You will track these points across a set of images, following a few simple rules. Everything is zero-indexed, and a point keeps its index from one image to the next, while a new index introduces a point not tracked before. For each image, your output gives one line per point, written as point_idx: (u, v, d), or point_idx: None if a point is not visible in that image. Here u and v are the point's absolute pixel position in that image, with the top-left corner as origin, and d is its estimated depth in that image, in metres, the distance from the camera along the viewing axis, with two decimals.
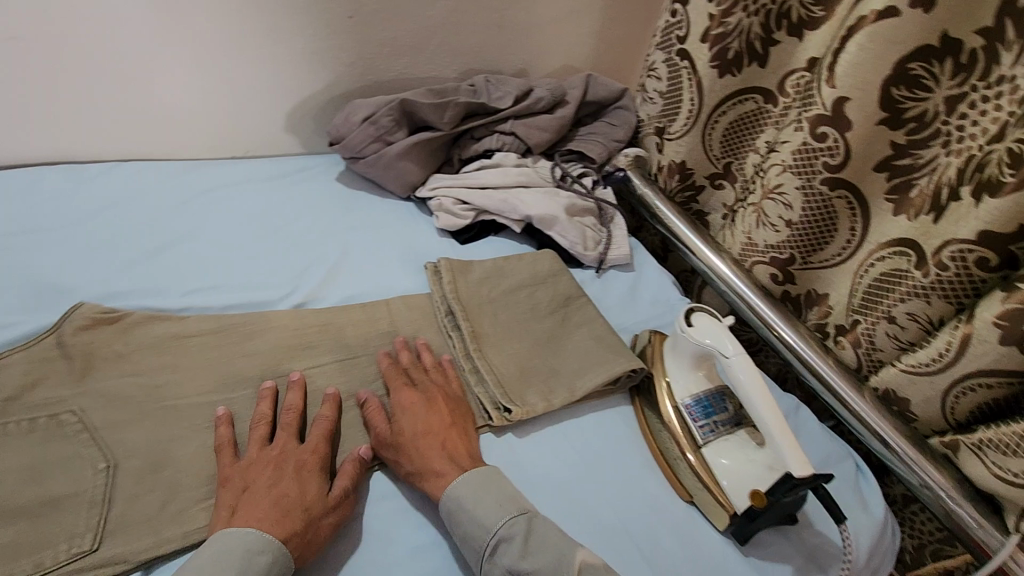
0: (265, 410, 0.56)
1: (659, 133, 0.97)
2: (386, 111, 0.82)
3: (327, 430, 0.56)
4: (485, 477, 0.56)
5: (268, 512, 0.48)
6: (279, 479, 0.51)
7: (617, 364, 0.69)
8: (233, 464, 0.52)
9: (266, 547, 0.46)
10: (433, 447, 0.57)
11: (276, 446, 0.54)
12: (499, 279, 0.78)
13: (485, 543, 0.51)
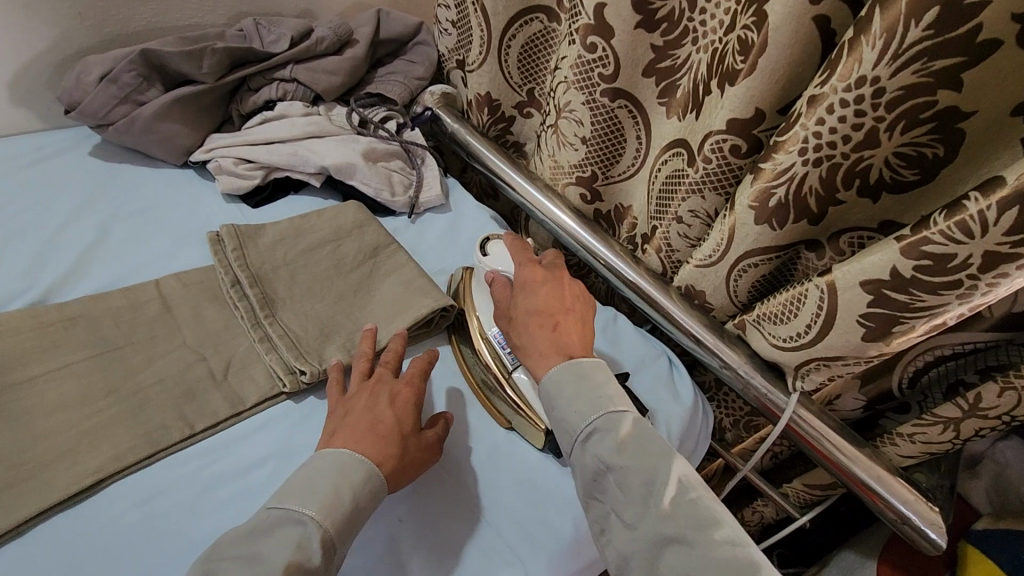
0: (366, 349, 0.61)
1: (461, 66, 0.95)
2: (125, 65, 0.71)
3: (424, 367, 0.60)
4: (571, 369, 0.58)
5: (364, 438, 0.52)
6: (383, 408, 0.55)
7: (423, 307, 0.67)
8: (343, 396, 0.57)
9: (371, 472, 0.50)
10: (551, 321, 0.62)
11: (374, 377, 0.58)
12: (296, 238, 0.72)
13: (580, 428, 0.55)
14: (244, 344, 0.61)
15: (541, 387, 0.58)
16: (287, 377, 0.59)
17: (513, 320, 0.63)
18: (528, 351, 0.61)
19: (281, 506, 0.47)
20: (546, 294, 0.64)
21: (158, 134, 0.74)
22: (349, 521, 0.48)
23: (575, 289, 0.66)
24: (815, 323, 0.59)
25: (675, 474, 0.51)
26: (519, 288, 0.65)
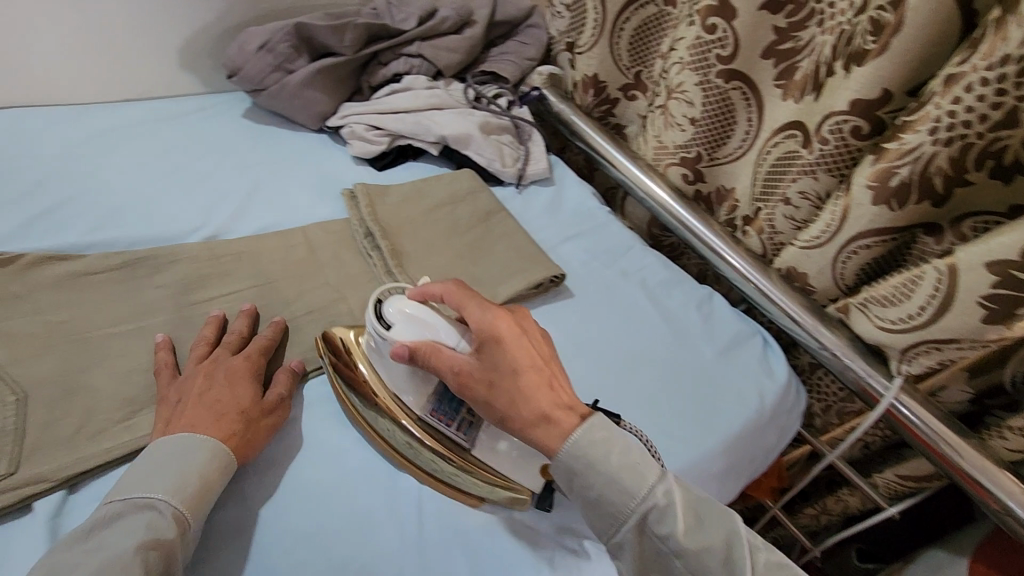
0: (204, 333, 0.56)
1: (569, 49, 0.98)
2: (281, 36, 0.79)
3: (264, 344, 0.57)
4: (597, 426, 0.51)
5: (203, 417, 0.49)
6: (220, 389, 0.51)
7: (537, 273, 0.72)
8: (173, 379, 0.53)
9: (216, 447, 0.47)
10: (540, 375, 0.52)
11: (210, 359, 0.54)
12: (417, 200, 0.79)
13: (631, 509, 0.48)
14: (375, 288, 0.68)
15: (567, 461, 0.50)
16: None
17: (500, 389, 0.52)
18: (537, 420, 0.51)
19: (125, 497, 0.44)
20: (523, 351, 0.53)
21: (303, 99, 0.82)
22: (202, 498, 0.46)
23: (532, 330, 0.56)
24: (929, 305, 0.60)
25: (734, 532, 0.49)
26: (497, 342, 0.53)
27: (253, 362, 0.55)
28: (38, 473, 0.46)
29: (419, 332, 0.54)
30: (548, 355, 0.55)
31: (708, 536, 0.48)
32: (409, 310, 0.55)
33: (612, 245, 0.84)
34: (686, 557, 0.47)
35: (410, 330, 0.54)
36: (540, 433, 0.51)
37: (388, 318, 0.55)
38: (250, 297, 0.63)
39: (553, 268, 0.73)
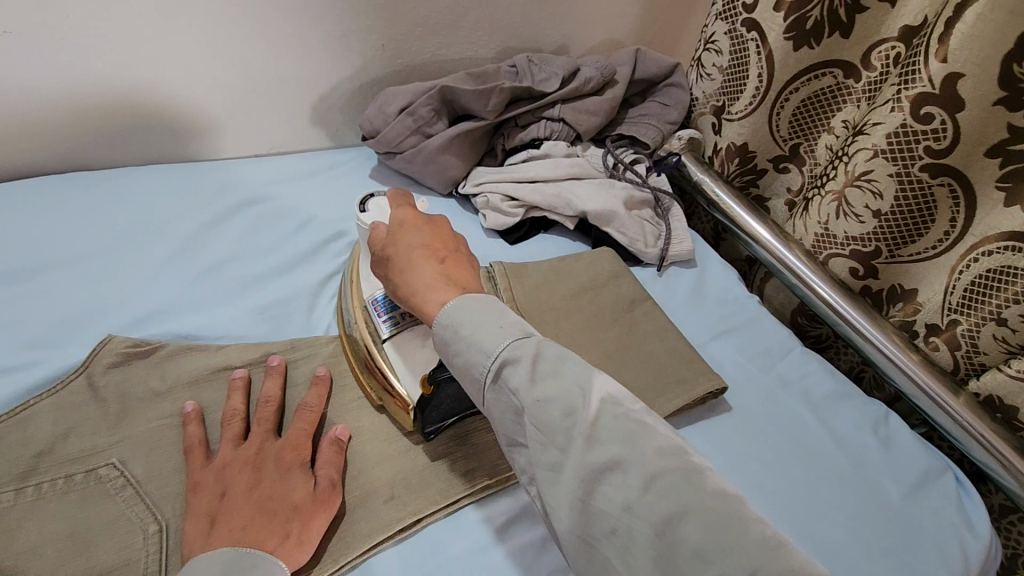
0: (236, 406, 0.51)
1: (716, 113, 0.90)
2: (425, 100, 0.74)
3: (312, 418, 0.52)
4: (480, 299, 0.48)
5: (251, 519, 0.43)
6: (270, 484, 0.45)
7: (699, 386, 0.64)
8: (207, 461, 0.47)
9: (263, 557, 0.42)
10: (435, 259, 0.53)
11: (252, 444, 0.48)
12: (557, 281, 0.72)
13: (488, 366, 0.44)
14: None
15: (441, 329, 0.48)
16: None
17: (396, 261, 0.53)
18: (416, 286, 0.51)
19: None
20: (422, 235, 0.54)
21: (438, 164, 0.77)
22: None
23: (438, 227, 0.56)
24: None
25: (600, 392, 0.42)
26: (398, 232, 0.55)
27: (299, 449, 0.49)
28: None
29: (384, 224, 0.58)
30: (455, 251, 0.56)
31: (548, 390, 0.42)
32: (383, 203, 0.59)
33: (768, 344, 0.75)
34: (546, 407, 0.41)
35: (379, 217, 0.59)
36: (423, 301, 0.50)
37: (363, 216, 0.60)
38: None
39: (713, 379, 0.64)
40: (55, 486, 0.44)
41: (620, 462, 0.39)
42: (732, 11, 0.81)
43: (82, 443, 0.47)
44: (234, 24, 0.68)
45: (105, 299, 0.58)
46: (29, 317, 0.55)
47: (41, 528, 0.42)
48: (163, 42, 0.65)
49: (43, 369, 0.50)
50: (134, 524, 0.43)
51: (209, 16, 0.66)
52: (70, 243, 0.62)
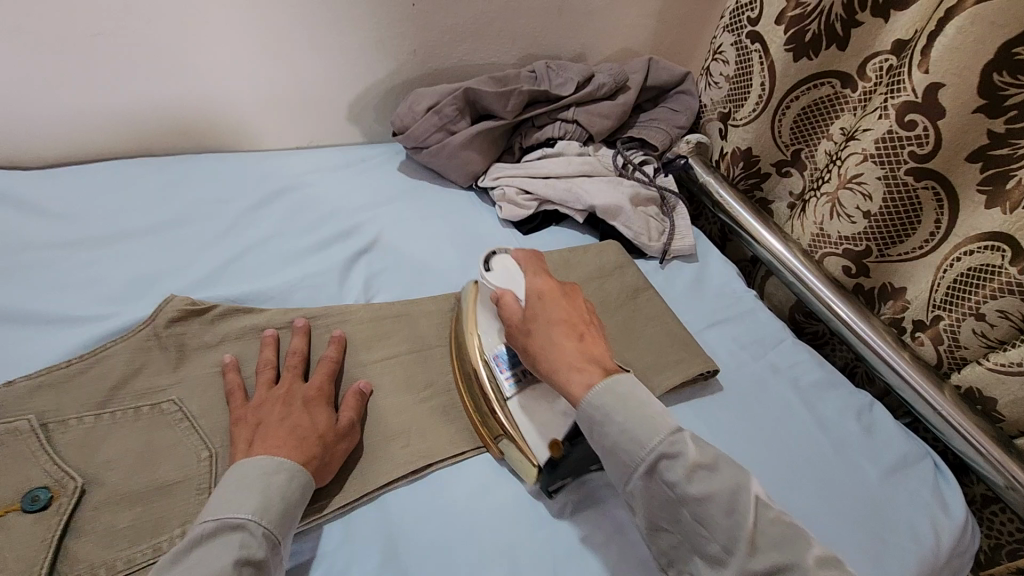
0: (268, 355, 0.58)
1: (722, 119, 0.96)
2: (450, 100, 0.81)
3: (332, 366, 0.59)
4: (618, 381, 0.52)
5: (283, 441, 0.50)
6: (299, 416, 0.52)
7: (692, 366, 0.69)
8: (244, 402, 0.54)
9: (293, 468, 0.48)
10: (575, 334, 0.57)
11: (283, 386, 0.56)
12: (566, 269, 0.79)
13: (643, 456, 0.47)
14: None
15: (587, 412, 0.51)
16: None
17: (536, 332, 0.57)
18: (558, 368, 0.54)
19: (216, 518, 0.43)
20: (560, 307, 0.59)
21: (460, 159, 0.84)
22: (285, 517, 0.46)
23: (574, 300, 0.61)
24: None
25: (753, 489, 0.46)
26: (538, 302, 0.59)
27: (324, 392, 0.56)
28: None
29: (509, 285, 0.63)
30: (589, 320, 0.60)
31: (701, 484, 0.45)
32: (507, 265, 0.65)
33: (762, 334, 0.80)
34: (706, 505, 0.45)
35: (501, 281, 0.63)
36: (570, 377, 0.53)
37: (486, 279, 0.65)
38: (411, 363, 0.64)
39: (704, 362, 0.70)
40: (125, 414, 0.52)
41: (787, 565, 0.42)
42: (738, 23, 0.87)
43: (147, 382, 0.54)
44: (284, 27, 0.76)
45: (166, 265, 0.67)
46: (103, 277, 0.64)
47: (114, 446, 0.50)
48: (221, 42, 0.74)
49: (116, 320, 0.59)
50: (189, 449, 0.51)
51: (262, 20, 0.74)
52: (137, 217, 0.70)
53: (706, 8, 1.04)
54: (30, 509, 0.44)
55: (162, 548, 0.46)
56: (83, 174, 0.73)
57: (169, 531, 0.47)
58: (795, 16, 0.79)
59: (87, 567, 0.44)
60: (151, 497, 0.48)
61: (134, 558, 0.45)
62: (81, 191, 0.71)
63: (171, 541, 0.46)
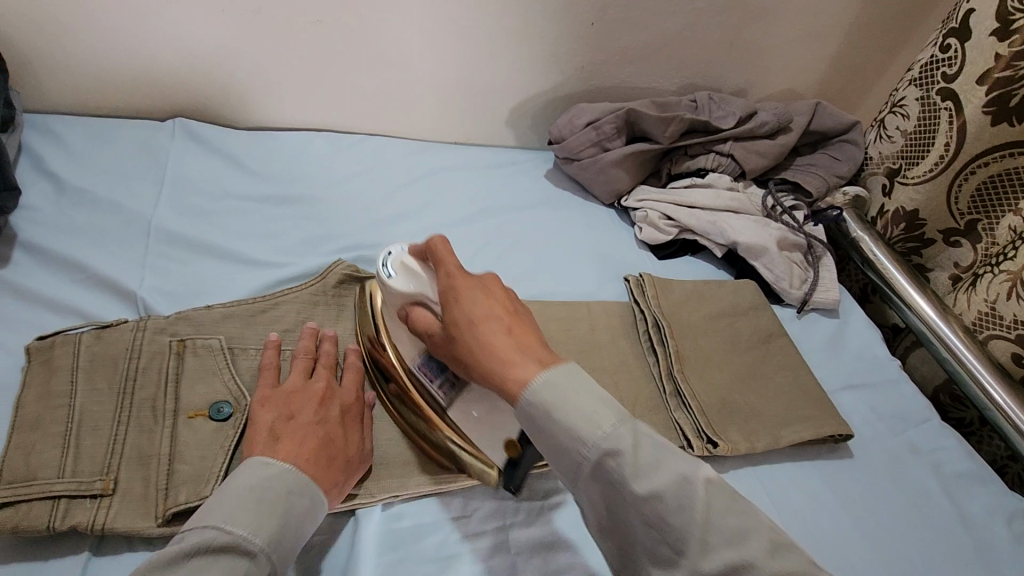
0: (306, 346, 0.56)
1: (890, 175, 0.90)
2: (611, 118, 0.83)
3: (359, 373, 0.56)
4: (567, 372, 0.44)
5: (307, 447, 0.48)
6: (335, 427, 0.50)
7: (824, 425, 0.66)
8: (272, 388, 0.52)
9: (309, 485, 0.45)
10: (499, 334, 0.47)
11: (316, 382, 0.53)
12: (698, 302, 0.76)
13: (585, 455, 0.40)
14: (649, 390, 0.67)
15: (527, 411, 0.43)
16: (697, 441, 0.62)
17: (462, 336, 0.48)
18: (490, 370, 0.46)
19: (206, 534, 0.40)
20: (481, 301, 0.49)
21: (608, 177, 0.86)
22: (280, 540, 0.42)
23: (494, 285, 0.51)
24: None
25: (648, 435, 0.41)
26: (451, 302, 0.50)
27: (356, 401, 0.54)
28: (363, 488, 0.52)
29: (417, 287, 0.53)
30: (516, 309, 0.50)
31: (568, 417, 0.41)
32: (407, 264, 0.54)
33: (903, 409, 0.74)
34: (653, 500, 0.38)
35: (405, 283, 0.53)
36: (499, 389, 0.45)
37: (391, 266, 0.54)
38: None
39: (839, 426, 0.66)
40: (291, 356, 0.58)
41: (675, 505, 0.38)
42: (930, 78, 0.82)
43: None
44: (470, 32, 0.80)
45: (338, 230, 0.73)
46: (285, 231, 0.71)
47: None
48: (412, 40, 0.79)
49: (292, 270, 0.66)
50: None
51: (454, 25, 0.79)
52: (320, 185, 0.78)
53: (888, 58, 0.99)
54: (216, 419, 0.51)
55: None
56: (281, 141, 0.81)
57: None
58: (1004, 77, 0.72)
59: None
60: None
61: None
62: (276, 155, 0.79)
63: None
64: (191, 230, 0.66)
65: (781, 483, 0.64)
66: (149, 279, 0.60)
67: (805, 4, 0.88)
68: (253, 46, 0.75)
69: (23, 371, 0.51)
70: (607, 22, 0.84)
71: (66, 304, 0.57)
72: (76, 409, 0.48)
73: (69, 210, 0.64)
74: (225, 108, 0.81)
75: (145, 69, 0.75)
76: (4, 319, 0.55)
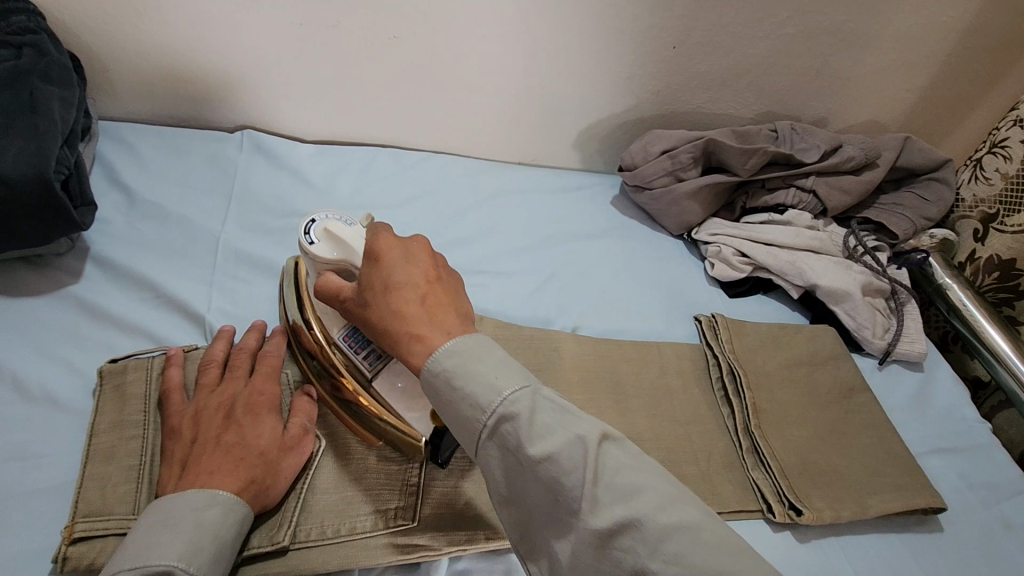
0: (217, 351, 0.53)
1: (984, 219, 0.84)
2: (688, 148, 0.79)
3: (278, 363, 0.53)
4: (476, 341, 0.43)
5: (222, 461, 0.44)
6: (238, 429, 0.46)
7: (915, 495, 0.61)
8: (184, 398, 0.49)
9: (230, 501, 0.42)
10: (413, 302, 0.45)
11: (223, 387, 0.50)
12: (774, 348, 0.72)
13: (482, 422, 0.40)
14: (723, 444, 0.64)
15: (428, 380, 0.42)
16: (778, 507, 0.58)
17: (372, 300, 0.46)
18: (399, 337, 0.44)
19: (135, 566, 0.37)
20: (405, 268, 0.46)
21: (680, 208, 0.82)
22: (219, 560, 0.40)
23: (421, 252, 0.47)
24: None
25: (596, 435, 0.39)
26: (372, 262, 0.46)
27: (269, 395, 0.50)
28: (429, 538, 0.49)
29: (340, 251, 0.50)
30: (444, 278, 0.47)
31: (541, 441, 0.39)
32: (329, 230, 0.51)
33: (997, 479, 0.68)
34: (547, 467, 0.38)
35: (328, 250, 0.50)
36: (405, 353, 0.44)
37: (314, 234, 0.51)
38: (613, 407, 0.63)
39: (930, 498, 0.61)
40: None
41: (631, 520, 0.36)
42: None
43: None
44: (545, 51, 0.77)
45: None
46: None
47: None
48: (485, 58, 0.76)
49: None
50: None
51: (530, 44, 0.76)
52: (385, 204, 0.76)
53: (984, 91, 0.93)
54: None
55: (376, 526, 0.48)
56: (347, 157, 0.80)
57: (383, 511, 0.49)
58: None
59: (318, 524, 0.48)
60: (372, 471, 0.51)
61: (355, 525, 0.48)
62: (342, 170, 0.78)
63: (384, 522, 0.49)
64: (259, 248, 0.65)
65: (867, 557, 0.59)
66: (217, 301, 0.59)
67: (901, 34, 0.83)
68: (326, 60, 0.73)
69: (94, 396, 0.50)
70: (689, 46, 0.80)
71: (136, 325, 0.56)
72: (149, 439, 0.47)
73: (139, 225, 0.64)
74: (293, 121, 0.80)
75: (217, 79, 0.74)
76: (76, 338, 0.54)
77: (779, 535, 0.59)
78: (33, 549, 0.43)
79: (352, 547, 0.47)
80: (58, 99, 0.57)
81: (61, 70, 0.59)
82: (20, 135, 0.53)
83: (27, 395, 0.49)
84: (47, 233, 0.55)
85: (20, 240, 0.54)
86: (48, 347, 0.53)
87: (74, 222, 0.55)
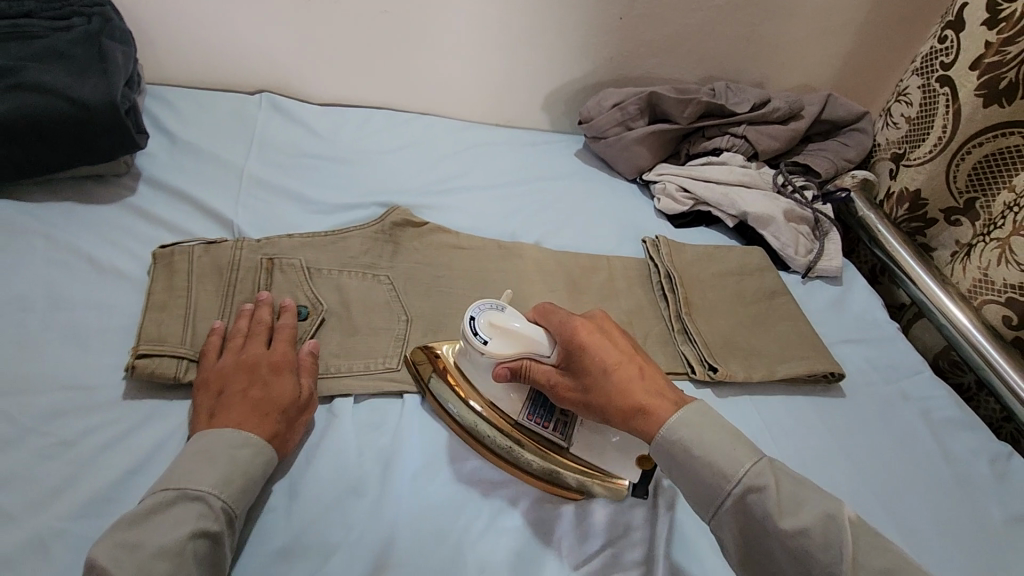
0: (241, 325, 0.58)
1: (895, 159, 0.98)
2: (635, 100, 0.94)
3: (288, 335, 0.59)
4: (693, 409, 0.50)
5: (247, 414, 0.52)
6: (263, 388, 0.54)
7: (817, 364, 0.73)
8: (213, 362, 0.56)
9: (259, 445, 0.50)
10: (635, 378, 0.52)
11: (248, 353, 0.56)
12: (708, 262, 0.84)
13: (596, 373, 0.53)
14: (659, 327, 0.76)
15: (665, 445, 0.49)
16: (699, 367, 0.71)
17: (594, 383, 0.53)
18: (631, 411, 0.51)
19: (178, 488, 0.45)
20: (607, 347, 0.54)
21: (630, 153, 0.96)
22: (245, 495, 0.48)
23: (613, 330, 0.56)
24: None
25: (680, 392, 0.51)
26: (578, 346, 0.53)
27: (288, 359, 0.57)
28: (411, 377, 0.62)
29: (522, 345, 0.55)
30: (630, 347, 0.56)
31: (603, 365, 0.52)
32: (496, 324, 0.56)
33: (897, 362, 0.80)
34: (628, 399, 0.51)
35: (507, 346, 0.55)
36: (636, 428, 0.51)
37: (484, 332, 0.56)
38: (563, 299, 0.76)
39: (831, 366, 0.74)
40: (353, 275, 0.69)
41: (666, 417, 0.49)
42: (930, 68, 0.91)
43: (371, 258, 0.72)
44: (512, 25, 0.92)
45: (393, 185, 0.86)
46: (349, 184, 0.84)
47: (353, 294, 0.67)
48: (461, 30, 0.91)
49: (356, 215, 0.78)
50: (392, 312, 0.67)
51: (499, 19, 0.91)
52: (378, 150, 0.91)
53: (897, 57, 1.07)
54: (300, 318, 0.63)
55: (368, 367, 0.62)
56: (347, 114, 0.95)
57: (374, 359, 0.62)
58: (992, 63, 0.80)
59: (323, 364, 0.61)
60: (368, 330, 0.64)
61: (351, 368, 0.61)
62: (343, 125, 0.93)
63: (375, 365, 0.62)
64: (275, 177, 0.80)
65: (776, 412, 0.71)
66: (241, 212, 0.73)
67: (816, 5, 0.98)
68: (329, 34, 0.89)
69: (148, 271, 0.64)
70: (634, 17, 0.95)
71: (178, 226, 0.70)
72: (192, 299, 0.61)
73: (178, 158, 0.78)
74: (303, 87, 0.96)
75: (238, 49, 0.89)
76: (131, 233, 0.68)
77: (700, 392, 0.71)
78: (108, 365, 0.56)
79: (349, 379, 0.60)
80: (121, 53, 0.72)
81: (121, 33, 0.74)
82: (94, 76, 0.68)
83: (98, 267, 0.63)
84: (112, 153, 0.69)
85: (93, 156, 0.69)
86: (110, 237, 0.67)
87: (133, 144, 0.70)
